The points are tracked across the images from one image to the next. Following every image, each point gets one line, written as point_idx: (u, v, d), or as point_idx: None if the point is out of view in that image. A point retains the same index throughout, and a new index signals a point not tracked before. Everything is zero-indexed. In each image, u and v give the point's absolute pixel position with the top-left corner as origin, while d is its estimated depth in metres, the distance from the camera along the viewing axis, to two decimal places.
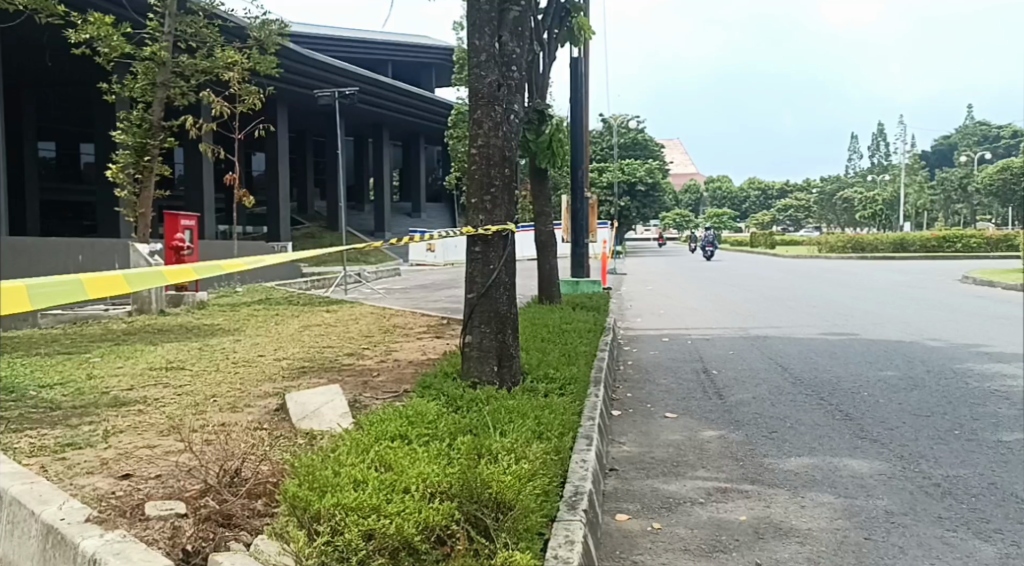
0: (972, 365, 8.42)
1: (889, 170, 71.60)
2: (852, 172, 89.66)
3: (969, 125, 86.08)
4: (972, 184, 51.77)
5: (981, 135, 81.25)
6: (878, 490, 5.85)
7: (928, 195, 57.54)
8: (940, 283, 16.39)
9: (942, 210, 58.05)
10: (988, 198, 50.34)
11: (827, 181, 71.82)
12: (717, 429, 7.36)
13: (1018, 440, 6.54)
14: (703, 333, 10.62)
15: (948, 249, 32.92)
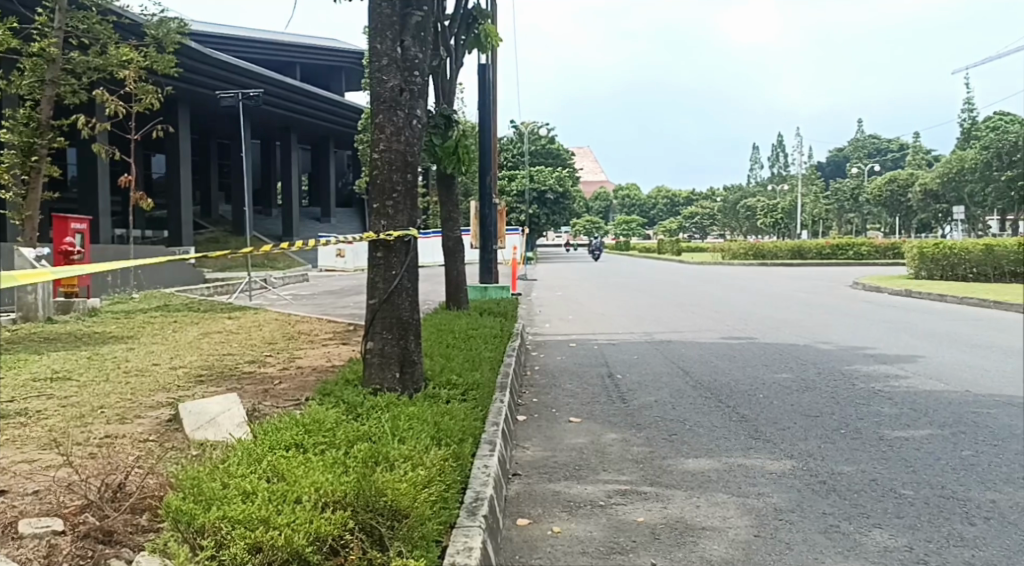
0: (860, 367, 8.80)
1: (787, 180, 74.83)
2: (754, 182, 93.31)
3: (861, 138, 91.02)
4: (864, 196, 54.42)
5: (873, 148, 85.84)
6: (769, 488, 6.05)
7: (824, 204, 60.36)
8: (831, 289, 17.12)
9: (835, 219, 61.17)
10: (877, 206, 53.42)
11: (731, 190, 74.57)
12: (619, 432, 7.48)
13: (899, 437, 6.88)
14: (609, 338, 10.80)
15: (842, 256, 34.47)
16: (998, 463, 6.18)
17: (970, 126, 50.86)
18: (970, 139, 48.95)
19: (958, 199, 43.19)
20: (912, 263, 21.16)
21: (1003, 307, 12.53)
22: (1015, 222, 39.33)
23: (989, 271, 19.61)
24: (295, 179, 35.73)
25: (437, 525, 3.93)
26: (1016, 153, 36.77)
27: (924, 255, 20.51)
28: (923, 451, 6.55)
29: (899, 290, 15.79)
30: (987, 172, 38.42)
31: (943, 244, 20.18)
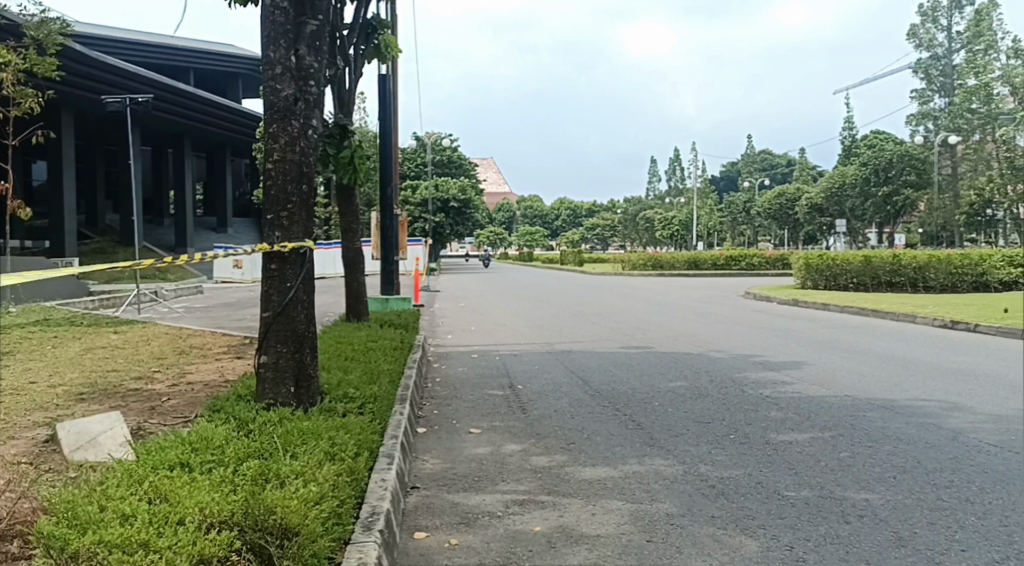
0: (749, 374, 9.15)
1: (683, 193, 77.20)
2: (653, 194, 95.87)
3: (752, 153, 95.20)
4: (755, 209, 56.74)
5: (762, 163, 89.95)
6: (661, 494, 6.20)
7: (718, 216, 62.73)
8: (724, 299, 17.72)
9: (729, 232, 63.57)
10: (767, 219, 55.78)
11: (630, 202, 76.52)
12: (519, 442, 7.54)
13: (784, 441, 7.17)
14: (511, 349, 10.87)
15: (734, 267, 35.56)
16: (872, 463, 6.53)
17: (850, 144, 53.87)
18: (849, 156, 51.74)
19: (840, 213, 45.54)
20: (799, 274, 22.33)
21: (879, 315, 13.27)
22: (891, 236, 41.82)
23: (868, 280, 20.67)
24: (189, 187, 34.50)
25: (328, 541, 3.87)
26: (891, 170, 39.11)
27: (810, 266, 21.75)
28: (805, 453, 6.85)
29: (786, 300, 16.46)
30: (865, 188, 40.71)
31: (826, 255, 21.24)
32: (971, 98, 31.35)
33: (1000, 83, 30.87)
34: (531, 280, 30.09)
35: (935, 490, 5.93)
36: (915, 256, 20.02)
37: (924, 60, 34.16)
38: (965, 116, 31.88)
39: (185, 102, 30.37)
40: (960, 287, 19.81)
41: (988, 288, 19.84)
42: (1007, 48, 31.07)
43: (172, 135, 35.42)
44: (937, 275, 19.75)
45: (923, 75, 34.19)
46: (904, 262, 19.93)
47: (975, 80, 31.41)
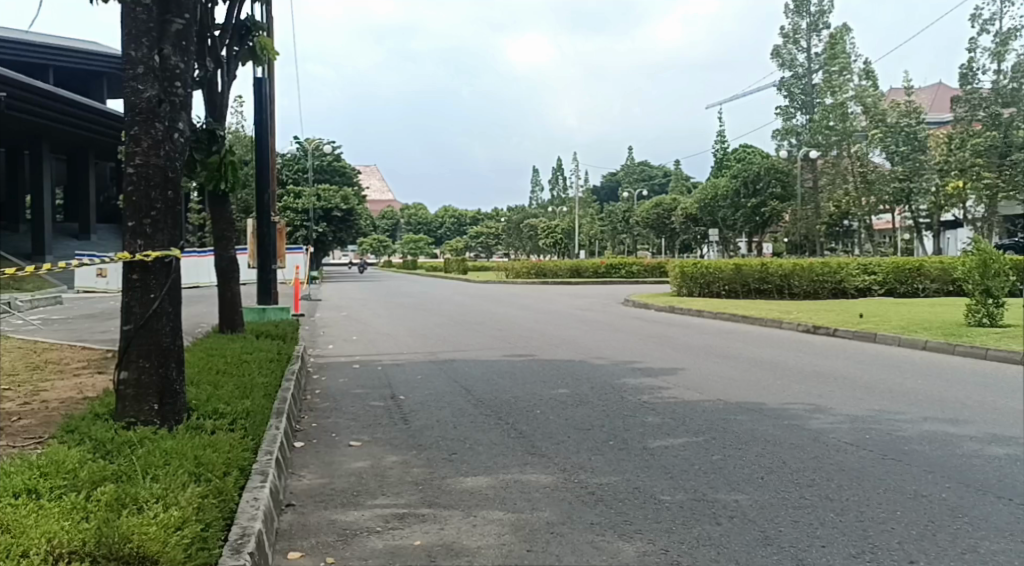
0: (628, 380, 9.37)
1: (566, 202, 78.61)
2: (535, 203, 96.84)
3: (632, 164, 98.14)
4: (634, 218, 58.46)
5: (641, 174, 92.89)
6: (542, 502, 6.23)
7: (598, 225, 64.22)
8: (605, 306, 18.16)
9: (610, 241, 65.15)
10: (645, 229, 57.40)
11: (514, 211, 77.17)
12: (399, 454, 7.42)
13: (660, 446, 7.36)
14: (393, 359, 10.72)
15: (614, 274, 36.38)
16: (742, 464, 6.80)
17: (721, 157, 56.33)
18: (721, 169, 54.16)
19: (713, 223, 47.55)
20: (675, 282, 22.92)
21: (749, 321, 13.89)
22: (759, 244, 44.03)
23: (737, 287, 21.59)
24: (46, 192, 32.33)
25: (197, 562, 3.66)
26: (758, 182, 41.13)
27: (685, 274, 22.35)
28: (680, 457, 7.06)
29: (663, 308, 16.97)
30: (736, 200, 42.58)
31: (700, 263, 22.11)
32: (829, 115, 33.56)
33: (853, 103, 33.22)
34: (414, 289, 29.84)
35: (798, 489, 6.22)
36: (780, 265, 21.01)
37: (787, 79, 36.23)
38: (823, 132, 34.02)
39: (40, 102, 28.45)
40: (821, 293, 20.97)
41: (845, 295, 21.08)
42: (860, 70, 33.64)
43: (26, 136, 33.08)
44: (800, 283, 20.79)
45: (786, 93, 36.20)
46: (770, 270, 20.94)
47: (831, 99, 33.80)
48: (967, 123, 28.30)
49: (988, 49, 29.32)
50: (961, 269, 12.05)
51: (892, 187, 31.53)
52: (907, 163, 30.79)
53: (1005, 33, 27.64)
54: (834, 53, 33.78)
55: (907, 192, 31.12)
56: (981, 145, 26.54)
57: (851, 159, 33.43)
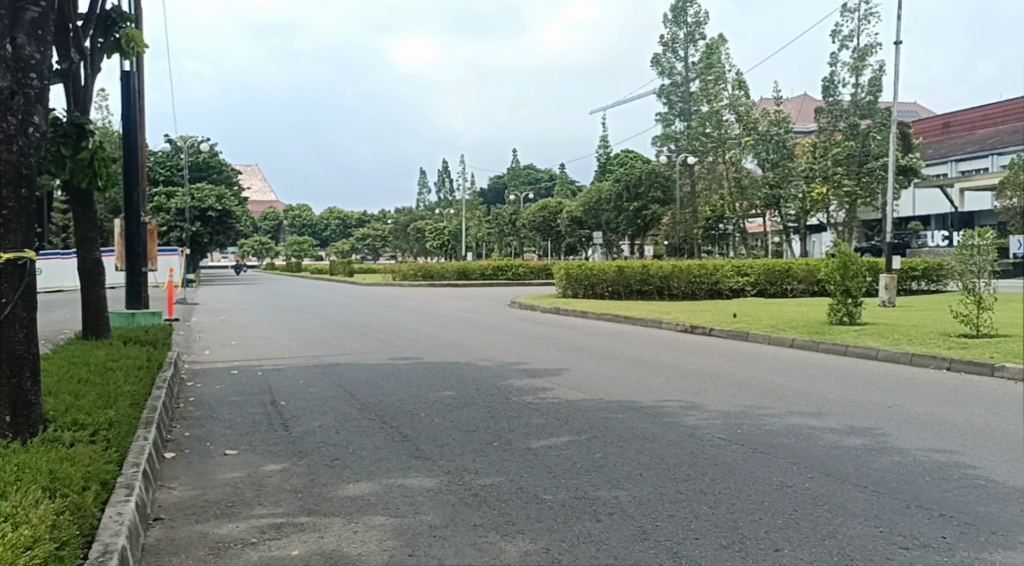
0: (513, 381, 9.43)
1: (453, 204, 78.62)
2: (423, 205, 96.25)
3: (518, 167, 99.22)
4: (520, 220, 59.08)
5: (527, 177, 94.08)
6: (425, 506, 6.18)
7: (485, 227, 64.53)
8: (491, 308, 18.25)
9: (497, 243, 65.57)
10: (531, 232, 58.04)
11: (401, 212, 76.46)
12: (278, 461, 7.19)
13: (544, 445, 7.44)
14: (273, 364, 10.40)
15: (501, 277, 36.62)
16: (621, 462, 6.96)
17: (604, 161, 57.61)
18: (604, 173, 55.44)
19: (597, 226, 48.65)
20: (561, 283, 23.34)
21: (631, 321, 14.27)
22: (641, 247, 45.30)
23: (620, 288, 22.11)
24: None
25: None
26: (640, 187, 42.26)
27: (571, 275, 22.87)
28: (562, 456, 7.16)
29: (548, 309, 17.19)
30: (618, 203, 43.60)
31: (585, 266, 22.61)
32: (705, 123, 34.23)
33: (728, 112, 34.14)
34: (296, 292, 29.08)
35: (674, 484, 6.41)
36: (660, 266, 21.67)
37: (666, 87, 37.42)
38: (700, 139, 34.62)
39: None
40: (698, 294, 21.77)
41: (721, 295, 21.98)
42: (733, 80, 34.75)
43: None
44: (679, 284, 21.54)
45: (665, 100, 37.22)
46: (651, 271, 21.56)
47: (708, 107, 34.34)
48: (830, 133, 31.32)
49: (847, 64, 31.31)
50: (824, 271, 12.76)
51: (764, 193, 33.20)
52: (776, 169, 32.45)
53: (862, 48, 29.52)
54: (709, 63, 34.83)
55: (777, 199, 32.78)
56: (840, 154, 30.82)
57: (726, 165, 34.58)
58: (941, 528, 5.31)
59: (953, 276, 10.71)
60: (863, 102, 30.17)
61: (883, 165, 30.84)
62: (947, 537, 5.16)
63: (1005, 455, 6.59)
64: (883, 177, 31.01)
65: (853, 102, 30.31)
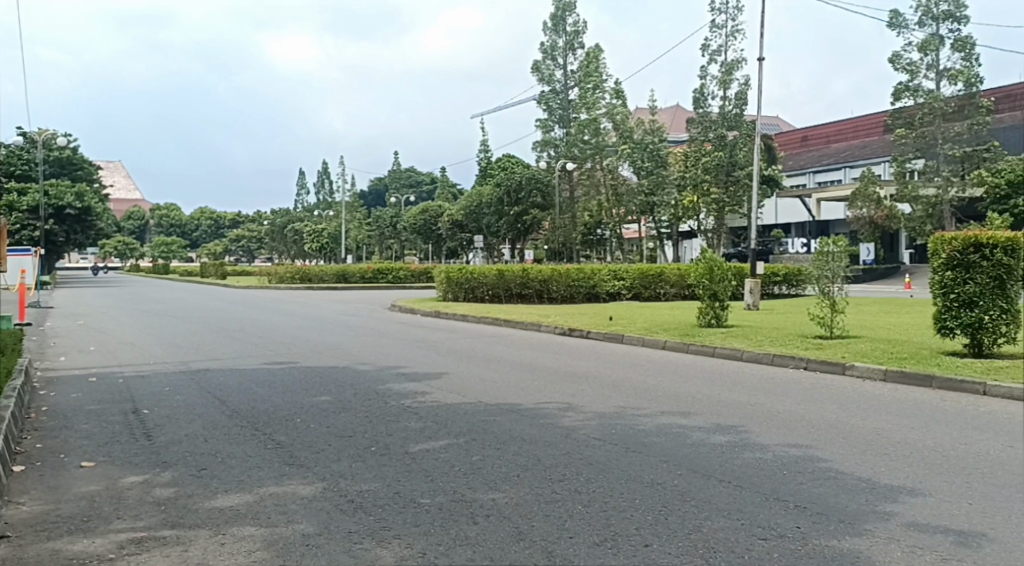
0: (391, 385, 9.33)
1: (332, 206, 77.18)
2: (300, 207, 93.88)
3: (400, 169, 98.43)
4: (401, 223, 58.61)
5: (408, 181, 93.52)
6: (298, 514, 6.00)
7: (365, 230, 63.66)
8: (371, 311, 18.04)
9: (377, 246, 64.76)
10: (411, 234, 57.73)
11: (277, 212, 74.36)
12: (140, 473, 6.82)
13: (422, 449, 7.39)
14: (137, 370, 9.87)
15: (381, 280, 36.25)
16: (498, 464, 7.00)
17: (485, 166, 57.98)
18: (485, 177, 55.82)
19: (478, 229, 48.88)
20: (442, 286, 23.35)
21: (511, 325, 14.43)
22: (521, 251, 45.94)
23: (501, 292, 22.33)
24: None
25: None
26: (520, 192, 42.92)
27: (451, 279, 22.96)
28: (441, 459, 7.13)
29: (428, 313, 17.14)
30: (499, 207, 44.15)
31: (465, 270, 22.73)
32: (583, 130, 35.05)
33: (605, 120, 35.29)
34: (161, 294, 27.77)
35: (551, 484, 6.50)
36: (539, 271, 22.08)
37: (546, 92, 37.44)
38: (578, 145, 35.53)
39: None
40: (577, 297, 22.27)
41: (598, 298, 22.57)
42: (610, 88, 35.35)
43: None
44: (558, 287, 22.01)
45: (545, 106, 37.41)
46: (531, 275, 21.92)
47: (586, 115, 35.07)
48: (700, 143, 32.09)
49: (715, 77, 32.87)
50: (694, 276, 13.33)
51: (639, 200, 34.55)
52: (650, 177, 34.22)
53: (729, 63, 31.02)
54: (588, 71, 34.66)
55: (651, 205, 34.73)
56: (710, 164, 31.82)
57: (603, 171, 36.27)
58: (797, 519, 5.62)
59: (810, 281, 11.40)
60: (729, 115, 31.11)
61: (748, 175, 32.00)
62: (801, 527, 5.46)
63: (853, 449, 7.05)
64: (748, 185, 32.23)
65: (720, 114, 31.25)
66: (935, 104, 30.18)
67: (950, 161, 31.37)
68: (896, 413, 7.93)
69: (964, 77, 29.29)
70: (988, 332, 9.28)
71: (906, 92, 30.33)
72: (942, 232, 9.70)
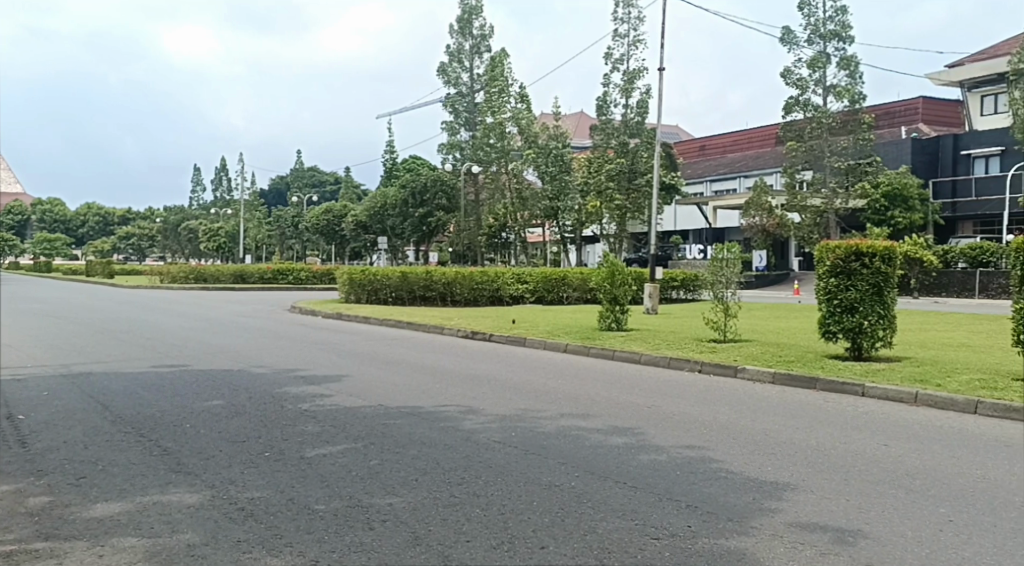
0: (289, 388, 9.12)
1: (230, 204, 74.75)
2: (198, 205, 90.72)
3: (302, 168, 96.28)
4: (302, 223, 57.39)
5: (311, 180, 91.57)
6: (184, 524, 5.77)
7: (266, 229, 62.01)
8: (271, 313, 17.60)
9: (278, 245, 63.15)
10: (314, 235, 56.64)
11: (172, 210, 71.53)
12: (11, 483, 6.42)
13: (319, 454, 7.23)
14: (11, 374, 9.29)
15: (282, 281, 35.40)
16: (396, 468, 6.92)
17: (391, 166, 57.43)
18: (390, 178, 55.30)
19: (383, 230, 48.34)
20: (345, 287, 23.40)
21: (415, 327, 14.34)
22: (426, 253, 45.79)
23: (404, 294, 22.37)
24: None
25: None
26: (425, 194, 43.04)
27: (354, 280, 23.03)
28: (337, 464, 7.00)
29: (330, 314, 16.86)
30: (404, 209, 44.15)
31: (368, 271, 22.77)
32: (489, 134, 35.05)
33: (511, 124, 35.31)
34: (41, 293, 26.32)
35: (449, 488, 6.48)
36: (443, 273, 22.15)
37: (453, 95, 37.93)
38: (484, 148, 35.47)
39: None
40: (481, 300, 22.31)
41: (502, 302, 22.64)
42: (515, 93, 35.30)
43: None
44: (461, 290, 22.06)
45: (452, 109, 37.85)
46: (434, 278, 21.99)
47: (491, 119, 35.09)
48: (603, 149, 32.60)
49: (618, 85, 33.39)
50: (595, 280, 13.56)
51: (544, 204, 34.86)
52: (555, 182, 34.73)
53: (631, 72, 31.73)
54: (494, 75, 34.95)
55: (555, 211, 35.18)
56: (613, 171, 32.53)
57: (507, 175, 35.70)
58: (689, 518, 5.77)
59: (705, 287, 11.78)
60: (631, 123, 31.69)
61: (648, 182, 32.65)
62: (692, 526, 5.61)
63: (742, 448, 7.30)
64: (649, 192, 32.91)
65: (623, 122, 31.81)
66: (821, 120, 31.63)
67: (835, 173, 32.99)
68: (782, 414, 8.27)
69: (848, 95, 30.94)
70: (867, 336, 9.77)
71: (797, 106, 31.85)
72: (827, 241, 10.21)
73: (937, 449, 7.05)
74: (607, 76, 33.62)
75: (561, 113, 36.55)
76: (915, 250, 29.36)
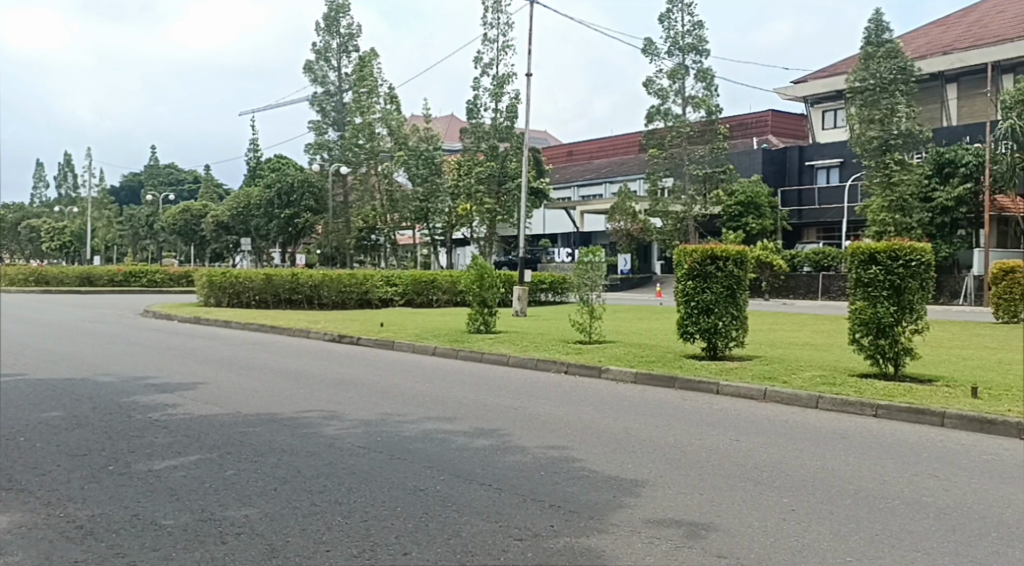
0: (138, 398, 8.62)
1: (76, 202, 70.01)
2: (38, 203, 84.59)
3: (157, 165, 91.47)
4: (159, 223, 54.58)
5: (167, 178, 87.02)
6: (12, 546, 5.32)
7: (117, 229, 58.52)
8: (120, 317, 16.65)
9: (131, 246, 59.68)
10: (171, 235, 54.05)
11: (10, 208, 66.28)
12: None
13: (169, 466, 6.86)
14: None
15: (134, 283, 33.55)
16: (254, 478, 6.66)
17: (254, 165, 55.55)
18: (255, 177, 53.54)
19: (245, 231, 46.71)
20: (203, 291, 22.16)
21: (279, 331, 13.92)
22: (293, 255, 44.60)
23: (268, 296, 21.69)
24: None
25: None
26: (292, 194, 41.95)
27: (213, 283, 21.86)
28: (189, 476, 6.66)
29: (188, 318, 16.12)
30: (269, 210, 42.84)
31: (229, 273, 21.78)
32: (358, 134, 34.67)
33: (379, 125, 35.14)
34: None
35: (309, 497, 6.28)
36: (310, 276, 21.62)
37: (319, 95, 37.07)
38: (353, 150, 34.99)
39: None
40: (348, 303, 21.93)
41: (370, 304, 22.37)
42: (383, 93, 35.22)
43: None
44: (329, 293, 21.57)
45: (318, 109, 36.94)
46: (301, 280, 21.42)
47: (360, 119, 34.81)
48: (474, 153, 32.76)
49: (488, 90, 33.58)
50: (464, 282, 13.55)
51: (413, 206, 34.61)
52: (425, 185, 34.55)
53: (500, 77, 31.95)
54: (362, 75, 34.48)
55: (425, 211, 34.68)
56: (484, 173, 32.47)
57: (377, 176, 35.53)
58: (551, 518, 5.83)
59: (572, 289, 12.02)
60: (500, 127, 31.81)
61: (519, 186, 33.00)
62: (554, 525, 5.68)
63: (604, 447, 7.48)
64: (517, 196, 33.23)
65: (492, 126, 31.89)
66: (681, 129, 33.11)
67: (694, 180, 34.30)
68: (642, 413, 8.52)
69: (705, 106, 32.39)
70: (722, 336, 10.26)
71: (658, 115, 33.10)
72: (684, 245, 10.58)
73: (782, 442, 7.45)
74: (477, 80, 33.44)
75: (430, 115, 36.56)
76: (767, 255, 31.04)
